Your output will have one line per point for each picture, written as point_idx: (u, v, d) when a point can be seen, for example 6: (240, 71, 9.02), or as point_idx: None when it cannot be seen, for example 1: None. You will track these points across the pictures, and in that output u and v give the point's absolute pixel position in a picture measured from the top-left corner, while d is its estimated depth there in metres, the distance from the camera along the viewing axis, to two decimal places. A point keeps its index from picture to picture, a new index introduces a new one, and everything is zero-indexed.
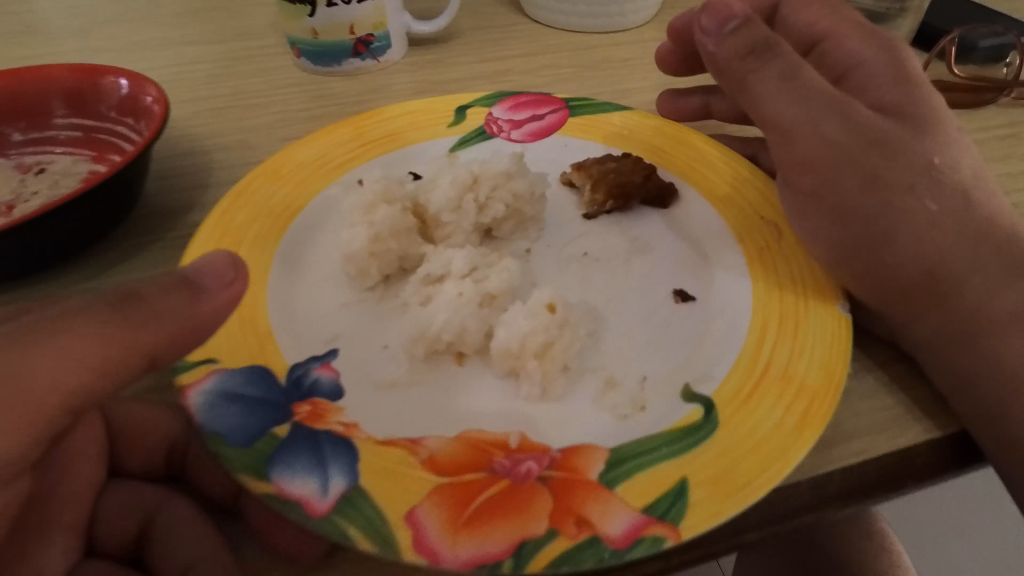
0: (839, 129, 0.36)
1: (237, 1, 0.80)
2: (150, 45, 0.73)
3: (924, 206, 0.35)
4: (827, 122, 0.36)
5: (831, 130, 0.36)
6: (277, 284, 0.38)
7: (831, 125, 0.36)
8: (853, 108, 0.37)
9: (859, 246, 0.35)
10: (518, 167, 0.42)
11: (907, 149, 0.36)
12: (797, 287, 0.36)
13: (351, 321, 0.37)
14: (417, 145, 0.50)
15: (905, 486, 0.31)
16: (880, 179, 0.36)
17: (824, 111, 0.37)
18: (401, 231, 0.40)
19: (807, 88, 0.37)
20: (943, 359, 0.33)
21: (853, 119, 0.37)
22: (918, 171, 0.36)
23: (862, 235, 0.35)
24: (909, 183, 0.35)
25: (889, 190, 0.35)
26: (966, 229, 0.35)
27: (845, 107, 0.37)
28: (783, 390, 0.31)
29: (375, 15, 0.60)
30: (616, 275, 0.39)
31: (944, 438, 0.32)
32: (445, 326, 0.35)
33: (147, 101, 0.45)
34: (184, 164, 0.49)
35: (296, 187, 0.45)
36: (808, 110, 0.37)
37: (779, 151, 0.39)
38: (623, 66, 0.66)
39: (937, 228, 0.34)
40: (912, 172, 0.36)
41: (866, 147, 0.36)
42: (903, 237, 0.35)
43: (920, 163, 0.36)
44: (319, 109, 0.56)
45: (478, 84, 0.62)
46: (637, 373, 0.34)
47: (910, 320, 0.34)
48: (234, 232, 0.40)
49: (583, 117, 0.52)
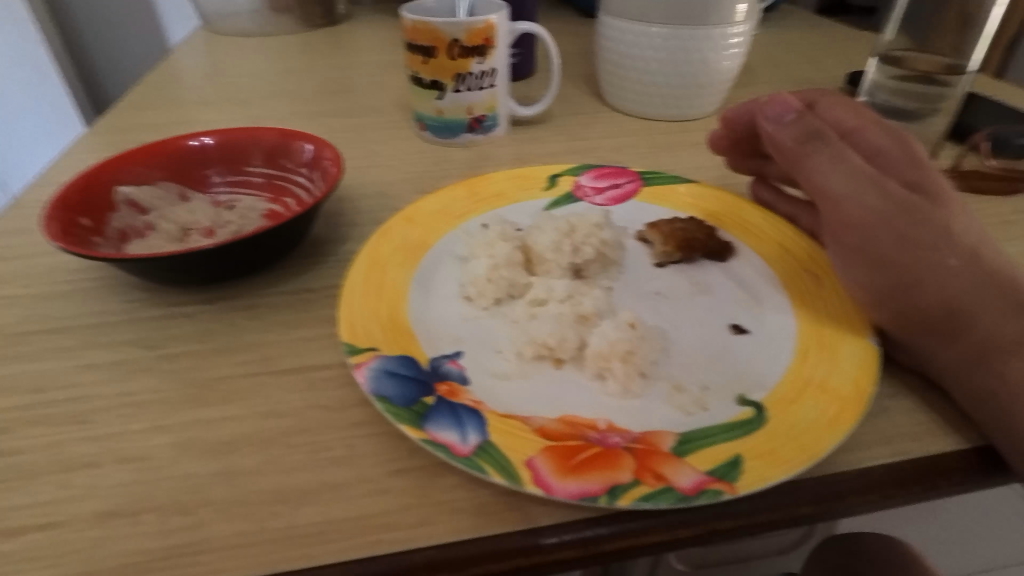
0: (878, 197, 0.45)
1: (367, 88, 0.99)
2: (297, 116, 0.90)
3: (948, 261, 0.42)
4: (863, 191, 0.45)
5: (871, 198, 0.45)
6: (415, 300, 0.49)
7: (870, 194, 0.45)
8: (890, 183, 0.45)
9: (894, 289, 0.43)
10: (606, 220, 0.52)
11: (935, 215, 0.44)
12: (834, 324, 0.45)
13: (472, 328, 0.47)
14: (518, 202, 0.62)
15: (931, 489, 0.38)
16: (912, 236, 0.43)
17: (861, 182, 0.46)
18: (510, 263, 0.49)
19: (850, 166, 0.46)
20: (966, 379, 0.40)
21: (886, 191, 0.45)
22: (944, 233, 0.43)
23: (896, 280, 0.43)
24: (935, 242, 0.43)
25: (919, 246, 0.43)
26: (985, 280, 0.42)
27: (883, 181, 0.45)
28: (820, 396, 0.39)
29: (489, 100, 0.76)
30: (683, 309, 0.49)
31: (961, 452, 0.39)
32: (550, 335, 0.43)
33: (324, 162, 0.60)
34: (340, 208, 0.65)
35: (425, 231, 0.56)
36: (851, 182, 0.46)
37: (829, 214, 0.47)
38: (688, 148, 0.78)
39: (960, 278, 0.42)
40: (939, 233, 0.43)
41: (902, 211, 0.44)
42: (929, 284, 0.42)
43: (947, 226, 0.43)
44: (441, 170, 0.73)
45: (566, 158, 0.76)
46: (700, 382, 0.42)
47: (937, 350, 0.41)
48: (382, 260, 0.52)
49: (656, 187, 0.63)
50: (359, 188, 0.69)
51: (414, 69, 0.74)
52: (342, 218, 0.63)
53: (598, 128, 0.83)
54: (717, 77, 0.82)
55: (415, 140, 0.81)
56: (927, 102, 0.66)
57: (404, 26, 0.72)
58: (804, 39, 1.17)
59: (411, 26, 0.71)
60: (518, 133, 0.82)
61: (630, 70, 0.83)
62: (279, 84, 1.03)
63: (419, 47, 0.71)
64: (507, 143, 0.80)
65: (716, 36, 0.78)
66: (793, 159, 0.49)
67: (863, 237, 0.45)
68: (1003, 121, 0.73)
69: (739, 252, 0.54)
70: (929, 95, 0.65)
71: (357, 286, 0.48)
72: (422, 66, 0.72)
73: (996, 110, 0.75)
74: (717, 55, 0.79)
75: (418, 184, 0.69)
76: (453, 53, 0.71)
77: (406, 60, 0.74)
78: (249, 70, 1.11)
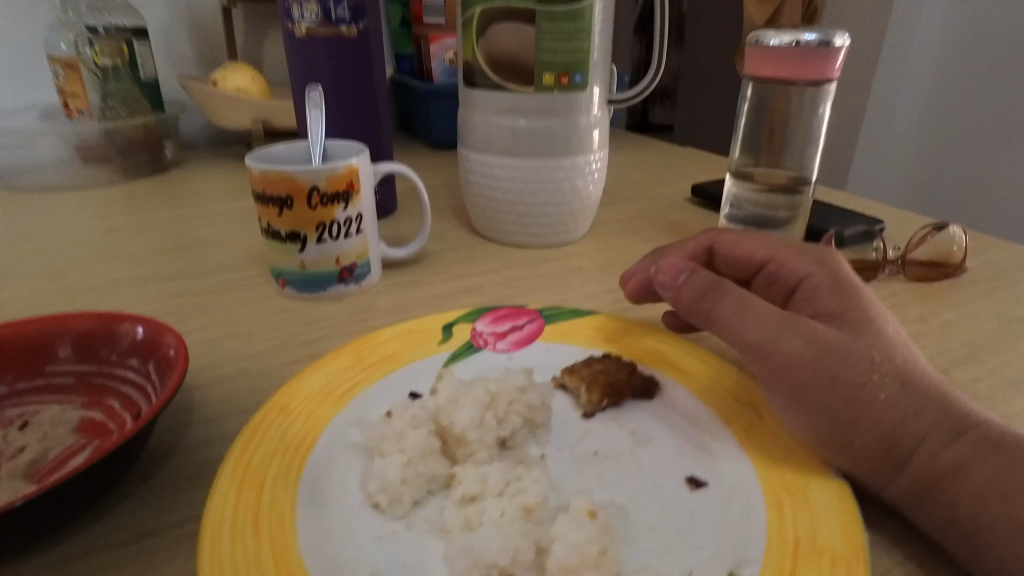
0: (794, 341, 0.43)
1: (210, 241, 0.87)
2: (123, 282, 0.75)
3: (878, 396, 0.41)
4: (784, 337, 0.44)
5: (786, 343, 0.43)
6: (307, 525, 0.37)
7: (785, 339, 0.43)
8: (801, 322, 0.44)
9: (841, 434, 0.41)
10: (530, 380, 0.46)
11: (856, 348, 0.42)
12: (792, 462, 0.41)
13: (387, 552, 0.36)
14: (413, 364, 0.53)
15: None
16: (841, 377, 0.41)
17: (778, 330, 0.44)
18: (428, 453, 0.41)
19: (759, 313, 0.45)
20: (937, 511, 0.38)
21: (806, 332, 0.43)
22: (870, 363, 0.42)
23: (844, 423, 0.41)
24: (862, 378, 0.41)
25: (850, 387, 0.41)
26: (923, 402, 0.41)
27: (793, 321, 0.44)
28: (819, 560, 0.33)
29: (360, 248, 0.69)
30: (629, 469, 0.42)
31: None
32: (500, 550, 0.35)
33: (164, 349, 0.47)
34: (189, 401, 0.52)
35: (307, 422, 0.45)
36: (765, 330, 0.44)
37: (749, 362, 0.46)
38: (574, 273, 0.76)
39: (892, 413, 0.40)
40: (865, 367, 0.42)
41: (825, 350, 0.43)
42: (867, 424, 0.40)
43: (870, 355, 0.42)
44: (313, 332, 0.63)
45: (453, 300, 0.70)
46: (683, 568, 0.34)
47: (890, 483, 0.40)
48: (254, 475, 0.39)
49: (559, 324, 0.58)
50: (212, 369, 0.56)
51: (267, 221, 0.65)
52: (193, 415, 0.50)
53: (479, 262, 0.79)
54: (586, 201, 0.83)
55: (276, 298, 0.70)
56: (784, 213, 0.71)
57: (252, 176, 0.64)
58: (642, 158, 1.27)
59: (261, 177, 0.63)
60: (395, 276, 0.75)
61: (501, 201, 0.81)
62: (96, 244, 0.88)
63: (273, 199, 0.63)
64: (385, 289, 0.72)
65: (581, 164, 0.79)
66: (703, 315, 0.48)
67: (793, 383, 0.43)
68: (838, 220, 0.81)
69: (665, 388, 0.50)
70: (786, 208, 0.71)
71: (221, 524, 0.36)
72: (277, 219, 0.64)
73: (828, 213, 0.84)
74: (584, 181, 0.80)
75: (286, 353, 0.59)
76: (314, 202, 0.64)
77: (257, 212, 0.65)
78: (55, 230, 0.94)
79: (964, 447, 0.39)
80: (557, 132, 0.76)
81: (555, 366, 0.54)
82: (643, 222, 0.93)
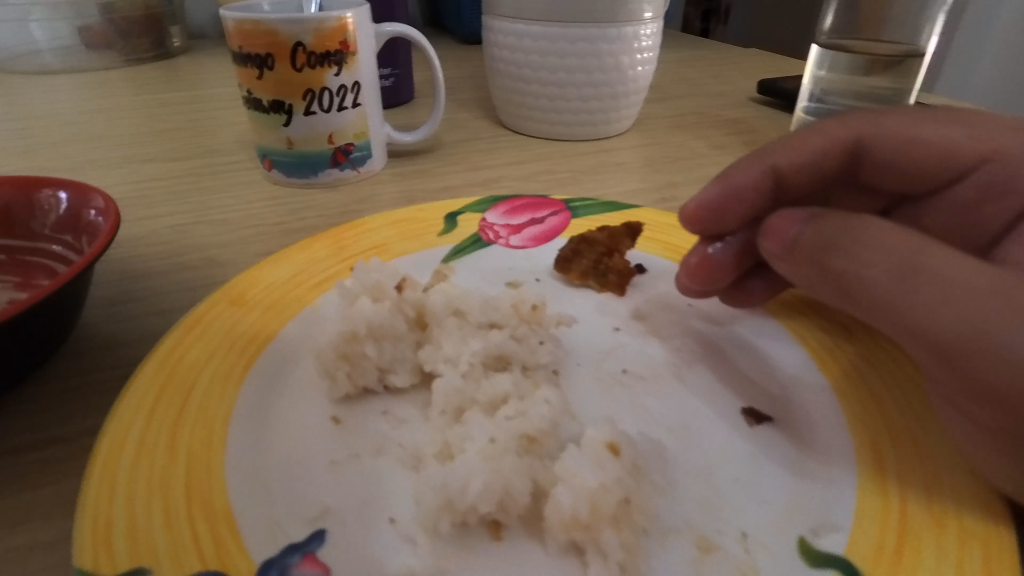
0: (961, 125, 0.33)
1: (206, 124, 0.78)
2: (99, 157, 0.67)
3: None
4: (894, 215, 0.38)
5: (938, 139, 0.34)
6: (240, 442, 0.28)
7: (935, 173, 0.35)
8: None
9: None
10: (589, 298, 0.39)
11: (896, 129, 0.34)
12: (895, 395, 0.30)
13: (338, 481, 0.27)
14: (408, 256, 0.43)
15: None
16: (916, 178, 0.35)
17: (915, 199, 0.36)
18: (389, 350, 0.33)
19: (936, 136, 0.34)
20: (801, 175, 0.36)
21: None
22: None
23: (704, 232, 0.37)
24: None
25: None
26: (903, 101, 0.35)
27: None
28: (941, 534, 0.24)
29: (359, 125, 0.58)
30: (669, 396, 0.32)
31: None
32: (484, 490, 0.25)
33: (91, 215, 0.39)
34: (138, 287, 0.43)
35: (264, 315, 0.36)
36: None
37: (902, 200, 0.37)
38: (615, 159, 0.65)
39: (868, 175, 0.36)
40: None
41: None
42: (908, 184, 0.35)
43: None
44: (297, 220, 0.53)
45: (465, 194, 0.58)
46: (735, 529, 0.26)
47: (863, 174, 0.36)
48: (184, 376, 0.30)
49: (588, 218, 0.46)
50: (171, 255, 0.47)
51: (247, 87, 0.55)
52: (140, 303, 0.41)
53: (495, 155, 0.66)
54: (633, 86, 0.67)
55: (262, 184, 0.60)
56: (882, 99, 0.55)
57: (228, 31, 0.53)
58: (701, 56, 1.07)
59: (237, 29, 0.52)
60: (401, 166, 0.64)
61: (528, 81, 0.67)
62: (82, 121, 0.80)
63: (251, 58, 0.53)
64: (386, 180, 0.61)
65: (629, 35, 0.63)
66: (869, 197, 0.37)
67: None
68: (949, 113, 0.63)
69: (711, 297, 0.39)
70: (885, 93, 0.54)
71: (129, 431, 0.27)
72: (258, 83, 0.54)
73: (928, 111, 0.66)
74: (631, 58, 0.64)
75: (260, 240, 0.50)
76: (299, 63, 0.53)
77: (236, 75, 0.55)
78: (45, 111, 0.86)
79: (952, 390, 0.25)
80: None
81: (599, 268, 0.41)
82: (694, 117, 0.76)
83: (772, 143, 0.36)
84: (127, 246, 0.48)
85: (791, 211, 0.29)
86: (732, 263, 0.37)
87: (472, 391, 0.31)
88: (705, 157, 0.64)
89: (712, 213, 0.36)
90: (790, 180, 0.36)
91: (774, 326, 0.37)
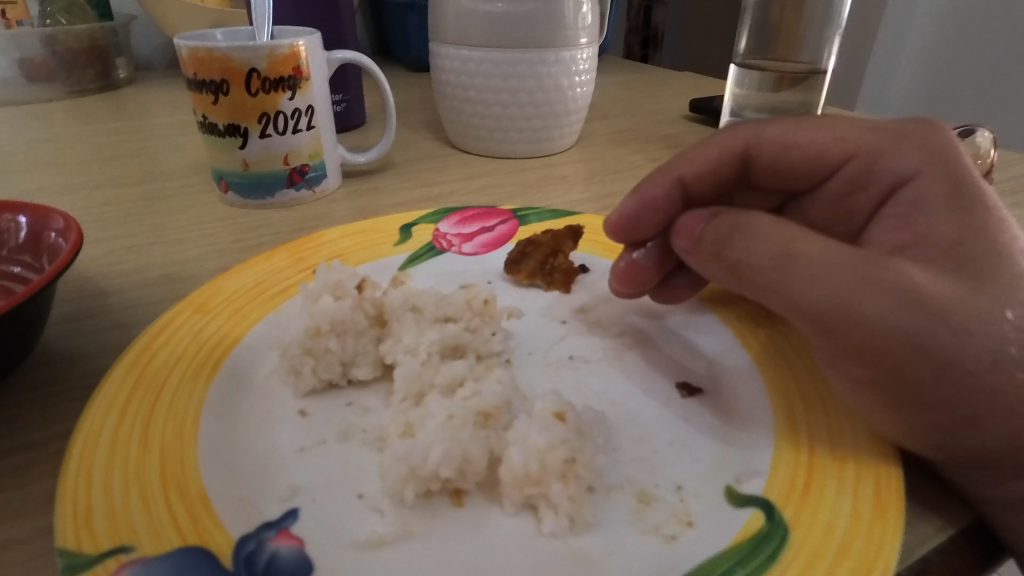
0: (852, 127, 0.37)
1: (158, 152, 0.79)
2: (48, 185, 0.67)
3: None
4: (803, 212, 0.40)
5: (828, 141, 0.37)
6: (210, 435, 0.30)
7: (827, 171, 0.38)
8: None
9: None
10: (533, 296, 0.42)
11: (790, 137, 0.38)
12: (805, 361, 0.34)
13: (307, 464, 0.29)
14: (365, 265, 0.45)
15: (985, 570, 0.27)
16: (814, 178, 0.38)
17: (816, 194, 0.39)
18: (351, 346, 0.35)
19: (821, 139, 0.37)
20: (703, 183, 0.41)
21: None
22: None
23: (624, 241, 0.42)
24: None
25: None
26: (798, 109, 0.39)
27: None
28: (841, 469, 0.27)
29: (313, 146, 0.60)
30: (611, 376, 0.35)
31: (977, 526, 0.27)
32: (444, 457, 0.28)
33: (51, 236, 0.40)
34: (98, 305, 0.44)
35: (228, 321, 0.37)
36: None
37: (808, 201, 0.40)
38: (559, 173, 0.69)
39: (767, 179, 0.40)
40: None
41: None
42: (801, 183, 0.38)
43: None
44: (254, 237, 0.55)
45: (418, 209, 0.61)
46: (671, 482, 0.29)
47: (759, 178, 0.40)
48: (153, 377, 0.32)
49: (534, 225, 0.50)
50: (129, 274, 0.48)
51: (202, 111, 0.56)
52: (100, 319, 0.42)
53: (446, 172, 0.70)
54: (573, 106, 0.72)
55: (217, 206, 0.62)
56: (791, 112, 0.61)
57: (182, 59, 0.55)
58: (638, 79, 1.14)
59: (191, 56, 0.54)
60: (355, 185, 0.67)
61: (474, 103, 0.71)
62: (27, 152, 0.80)
63: (206, 84, 0.55)
64: (341, 199, 0.64)
65: (566, 59, 0.68)
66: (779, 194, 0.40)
67: None
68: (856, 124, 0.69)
69: None
70: (795, 106, 0.60)
71: (101, 428, 0.28)
72: (213, 108, 0.56)
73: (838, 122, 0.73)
74: (570, 80, 0.69)
75: (218, 257, 0.51)
76: (253, 88, 0.55)
77: (191, 101, 0.57)
78: None
79: (832, 355, 0.29)
80: (537, 21, 0.65)
81: (545, 268, 0.44)
82: (631, 134, 0.81)
83: (674, 157, 0.40)
84: (83, 267, 0.49)
85: (697, 212, 0.33)
86: (655, 265, 0.40)
87: (430, 378, 0.33)
88: (642, 169, 0.69)
89: (629, 222, 0.40)
90: (695, 188, 0.41)
91: (704, 313, 0.41)
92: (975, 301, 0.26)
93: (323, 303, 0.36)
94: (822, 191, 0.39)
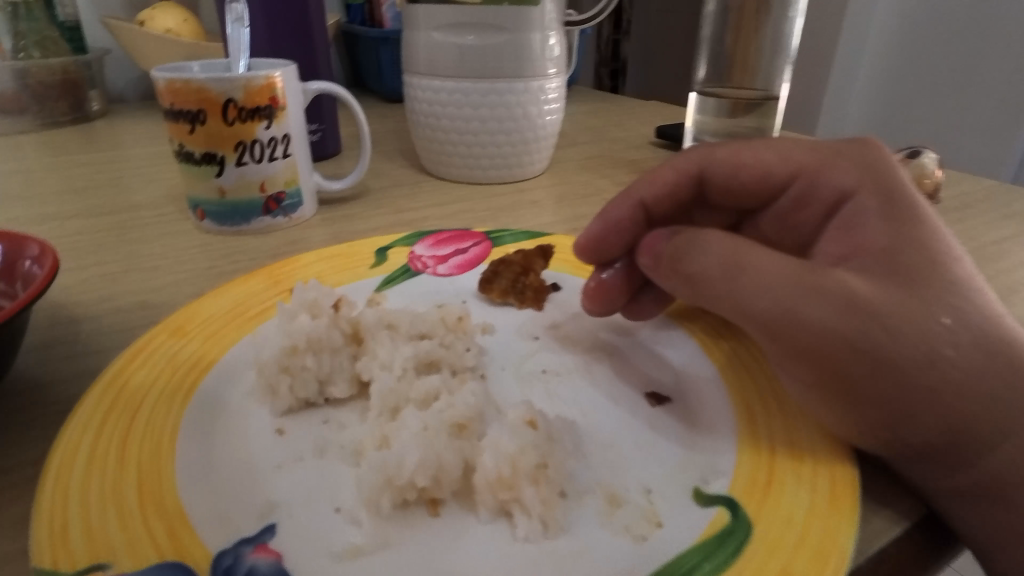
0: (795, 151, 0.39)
1: (132, 182, 0.79)
2: (19, 215, 0.66)
3: None
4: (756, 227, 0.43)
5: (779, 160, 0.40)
6: (188, 453, 0.30)
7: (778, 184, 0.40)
8: None
9: None
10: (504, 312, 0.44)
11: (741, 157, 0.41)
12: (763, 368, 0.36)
13: (284, 479, 0.30)
14: (341, 287, 0.46)
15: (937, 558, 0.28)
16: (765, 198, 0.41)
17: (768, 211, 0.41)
18: (328, 365, 0.36)
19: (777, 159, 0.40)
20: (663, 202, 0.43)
21: None
22: None
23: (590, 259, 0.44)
24: None
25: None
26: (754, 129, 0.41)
27: None
28: (798, 466, 0.29)
29: (290, 174, 0.61)
30: (581, 387, 0.37)
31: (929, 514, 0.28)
32: (419, 466, 0.29)
33: (25, 264, 0.40)
34: (72, 332, 0.44)
35: (205, 343, 0.38)
36: None
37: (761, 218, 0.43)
38: (531, 198, 0.71)
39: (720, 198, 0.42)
40: None
41: None
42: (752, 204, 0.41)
43: None
44: (230, 263, 0.55)
45: (393, 234, 0.62)
46: (639, 485, 0.30)
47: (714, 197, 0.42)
48: (129, 398, 0.32)
49: (507, 246, 0.51)
50: (103, 301, 0.48)
51: (178, 140, 0.57)
52: (74, 346, 0.42)
53: (420, 199, 0.71)
54: (542, 133, 0.74)
55: (193, 234, 0.62)
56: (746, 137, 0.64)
57: (159, 90, 0.56)
58: (607, 109, 1.19)
59: (168, 87, 0.56)
60: (331, 212, 0.68)
61: (447, 130, 0.73)
62: None
63: (182, 114, 0.56)
64: (317, 225, 0.65)
65: (534, 89, 0.71)
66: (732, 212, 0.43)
67: None
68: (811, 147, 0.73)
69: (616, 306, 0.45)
70: (750, 131, 0.63)
71: (77, 448, 0.28)
72: (189, 137, 0.57)
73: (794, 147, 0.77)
74: (539, 108, 0.72)
75: (193, 283, 0.51)
76: (230, 117, 0.56)
77: (167, 131, 0.58)
78: None
79: (783, 359, 0.31)
80: (505, 52, 0.67)
81: (517, 286, 0.45)
82: (600, 159, 0.84)
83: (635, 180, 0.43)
84: (55, 295, 0.49)
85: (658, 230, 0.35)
86: (622, 282, 0.42)
87: (406, 392, 0.34)
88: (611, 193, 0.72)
89: (595, 242, 0.43)
90: (656, 208, 0.43)
91: (669, 326, 0.42)
92: (907, 306, 0.29)
93: (300, 322, 0.37)
94: (772, 208, 0.41)
